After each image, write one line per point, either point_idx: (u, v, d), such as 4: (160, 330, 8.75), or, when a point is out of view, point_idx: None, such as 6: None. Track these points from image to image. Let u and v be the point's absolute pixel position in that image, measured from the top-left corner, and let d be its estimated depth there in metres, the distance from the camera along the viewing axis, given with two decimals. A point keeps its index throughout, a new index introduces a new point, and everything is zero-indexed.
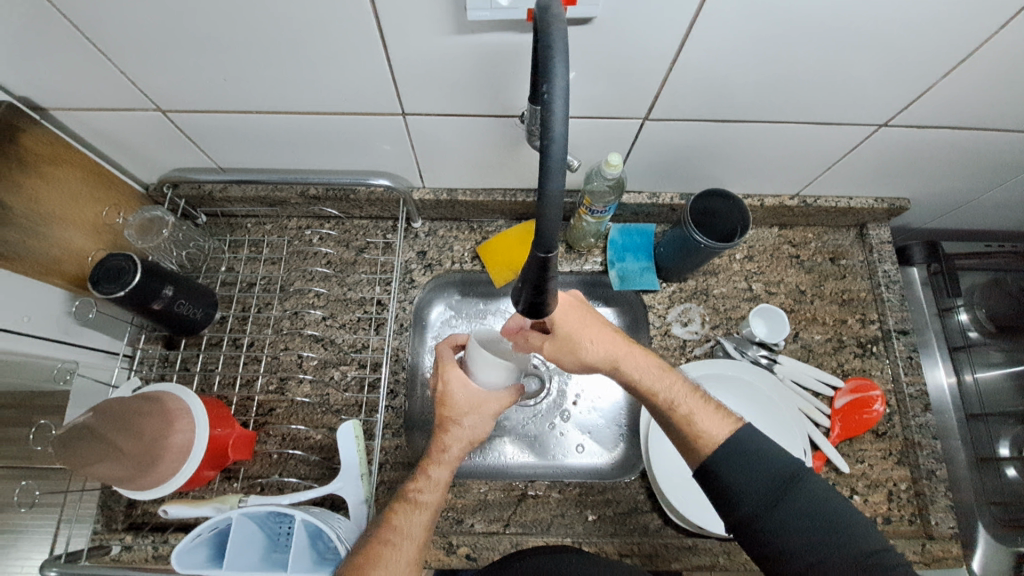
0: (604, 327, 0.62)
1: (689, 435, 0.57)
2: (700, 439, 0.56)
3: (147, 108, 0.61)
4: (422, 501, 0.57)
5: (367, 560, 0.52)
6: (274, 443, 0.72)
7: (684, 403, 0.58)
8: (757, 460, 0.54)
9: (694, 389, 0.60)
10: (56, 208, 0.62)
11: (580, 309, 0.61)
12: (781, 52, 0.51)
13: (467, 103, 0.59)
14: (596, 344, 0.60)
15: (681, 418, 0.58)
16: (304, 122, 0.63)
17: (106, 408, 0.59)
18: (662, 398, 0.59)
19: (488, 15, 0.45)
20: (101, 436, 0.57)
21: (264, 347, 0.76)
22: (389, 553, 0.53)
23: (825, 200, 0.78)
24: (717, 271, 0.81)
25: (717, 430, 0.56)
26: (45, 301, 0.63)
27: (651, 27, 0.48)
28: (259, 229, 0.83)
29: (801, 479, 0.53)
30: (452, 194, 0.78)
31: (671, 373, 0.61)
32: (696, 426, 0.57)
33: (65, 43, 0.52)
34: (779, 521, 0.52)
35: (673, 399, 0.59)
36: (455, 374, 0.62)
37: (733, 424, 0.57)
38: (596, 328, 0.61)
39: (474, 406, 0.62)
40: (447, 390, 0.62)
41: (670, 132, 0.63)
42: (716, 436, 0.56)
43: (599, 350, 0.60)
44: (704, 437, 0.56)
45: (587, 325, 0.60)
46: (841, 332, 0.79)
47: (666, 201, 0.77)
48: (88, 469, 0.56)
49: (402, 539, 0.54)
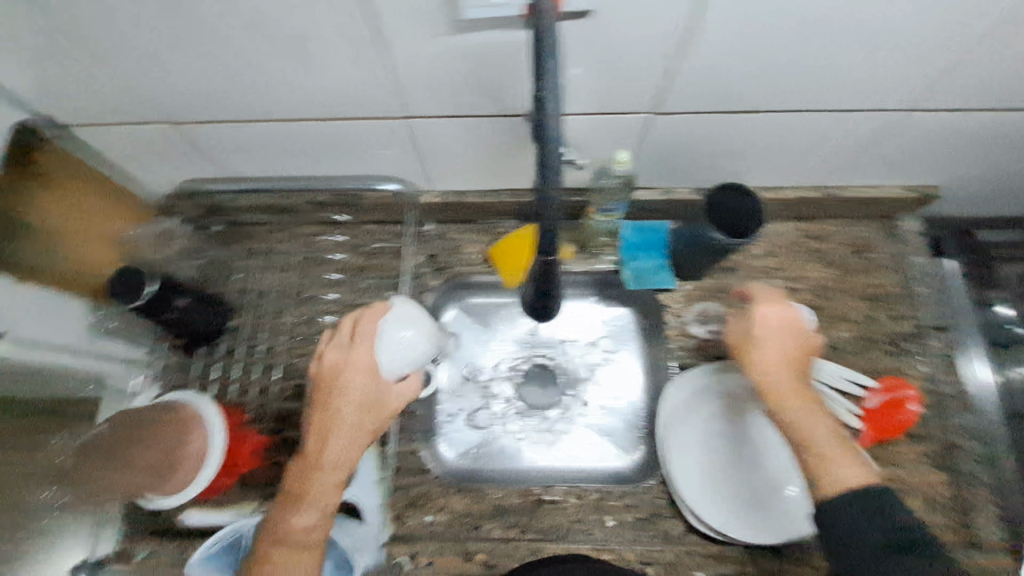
0: (789, 353, 0.59)
1: (817, 470, 0.52)
2: (829, 478, 0.51)
3: (156, 122, 0.62)
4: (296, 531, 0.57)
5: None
6: (288, 452, 0.71)
7: (821, 444, 0.53)
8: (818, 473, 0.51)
9: (835, 429, 0.54)
10: (76, 224, 0.64)
11: (789, 332, 0.60)
12: (796, 36, 0.48)
13: (469, 105, 0.58)
14: (760, 365, 0.59)
15: (814, 461, 0.52)
16: (308, 130, 0.63)
17: (133, 418, 0.64)
18: (801, 426, 0.54)
19: (483, 12, 0.44)
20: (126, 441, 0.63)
21: (277, 354, 0.76)
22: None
23: (848, 190, 0.75)
24: (737, 267, 0.78)
25: (853, 475, 0.51)
26: (62, 313, 0.65)
27: (653, 19, 0.46)
28: (269, 237, 0.81)
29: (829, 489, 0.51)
30: (460, 198, 0.78)
31: (822, 415, 0.55)
32: (829, 470, 0.52)
33: (72, 61, 0.53)
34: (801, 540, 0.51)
35: (809, 441, 0.54)
36: (358, 354, 0.60)
37: (865, 472, 0.51)
38: (779, 351, 0.59)
39: (367, 403, 0.60)
40: (329, 365, 0.61)
41: (682, 126, 0.61)
42: (852, 479, 0.51)
43: (759, 371, 0.58)
44: (832, 478, 0.51)
45: (788, 352, 0.59)
46: (869, 328, 0.76)
47: (680, 197, 0.74)
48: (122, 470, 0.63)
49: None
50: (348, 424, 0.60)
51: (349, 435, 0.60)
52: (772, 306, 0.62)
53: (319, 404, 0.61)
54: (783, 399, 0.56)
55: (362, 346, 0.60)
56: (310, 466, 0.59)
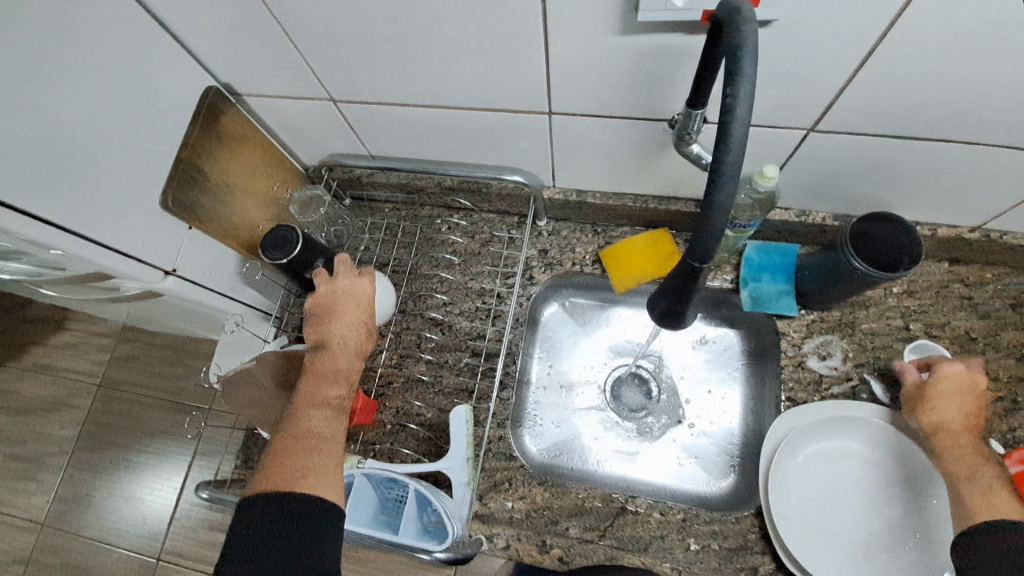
0: (960, 406, 0.60)
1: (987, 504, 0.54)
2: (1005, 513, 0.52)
3: (322, 98, 0.68)
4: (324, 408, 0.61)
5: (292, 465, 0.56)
6: (389, 414, 0.77)
7: (985, 480, 0.55)
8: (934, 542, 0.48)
9: (1004, 481, 0.55)
10: (240, 181, 0.71)
11: (970, 391, 0.61)
12: (996, 60, 0.44)
13: (616, 106, 0.58)
14: (949, 410, 0.60)
15: (981, 499, 0.54)
16: (454, 117, 0.66)
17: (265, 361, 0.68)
18: (970, 466, 0.57)
19: (659, 16, 0.44)
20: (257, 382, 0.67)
21: (390, 323, 0.81)
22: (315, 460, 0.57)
23: (1016, 237, 0.67)
24: (868, 303, 0.73)
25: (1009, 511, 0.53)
26: (222, 261, 0.72)
27: (836, 32, 0.44)
28: (395, 214, 0.88)
29: None
30: (581, 196, 0.77)
31: (989, 467, 0.57)
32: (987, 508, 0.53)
33: (269, 38, 0.59)
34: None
35: (989, 488, 0.55)
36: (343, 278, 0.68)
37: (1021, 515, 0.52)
38: (957, 403, 0.61)
39: (363, 308, 0.68)
40: (322, 290, 0.67)
41: (837, 146, 0.57)
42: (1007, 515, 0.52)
43: (950, 416, 0.60)
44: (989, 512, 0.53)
45: (964, 399, 0.61)
46: (1021, 392, 0.68)
47: (816, 221, 0.70)
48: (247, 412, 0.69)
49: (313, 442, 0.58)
50: (349, 322, 0.67)
51: (349, 328, 0.66)
52: (960, 365, 0.61)
53: (317, 319, 0.67)
54: (953, 442, 0.59)
55: (346, 275, 0.69)
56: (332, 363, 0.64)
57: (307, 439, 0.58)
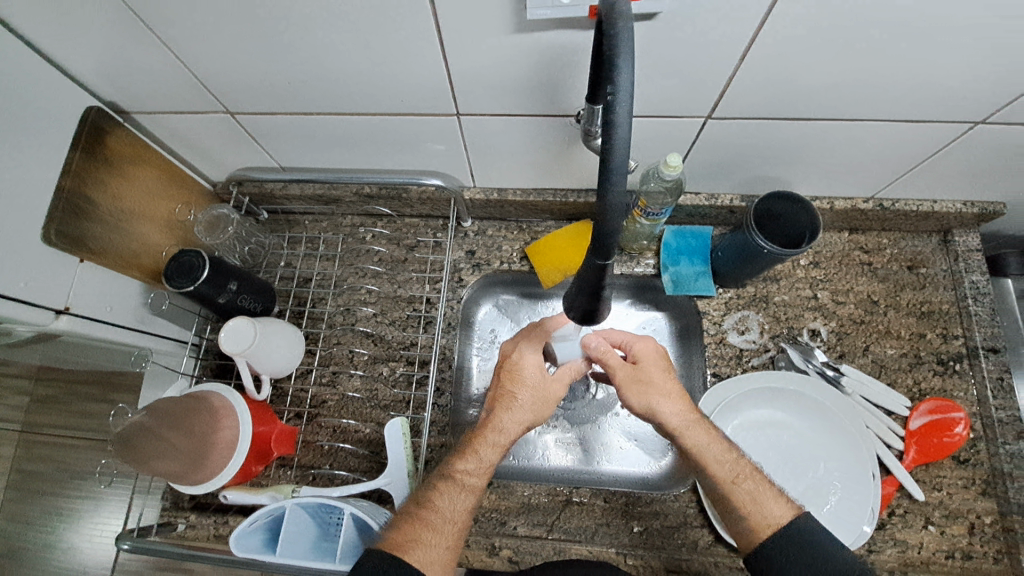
0: (677, 388, 0.59)
1: (751, 514, 0.54)
2: (762, 520, 0.53)
3: (217, 111, 0.64)
4: (467, 479, 0.56)
5: (406, 535, 0.52)
6: (325, 434, 0.74)
7: (747, 481, 0.55)
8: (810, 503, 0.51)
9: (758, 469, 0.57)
10: (135, 205, 0.66)
11: (665, 363, 0.60)
12: (864, 47, 0.47)
13: (520, 104, 0.58)
14: (665, 399, 0.58)
15: (739, 501, 0.54)
16: (360, 124, 0.64)
17: (162, 410, 0.61)
18: (721, 465, 0.56)
19: (548, 13, 0.44)
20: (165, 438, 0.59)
21: (318, 340, 0.79)
22: (428, 534, 0.52)
23: (905, 204, 0.72)
24: (779, 277, 0.77)
25: (781, 512, 0.53)
26: (123, 292, 0.67)
27: (716, 27, 0.45)
28: (316, 226, 0.85)
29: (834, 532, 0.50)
30: (502, 194, 0.77)
31: (740, 455, 0.57)
32: (755, 513, 0.54)
33: (147, 52, 0.55)
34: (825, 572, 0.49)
35: (732, 480, 0.55)
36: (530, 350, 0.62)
37: (795, 511, 0.54)
38: (668, 386, 0.59)
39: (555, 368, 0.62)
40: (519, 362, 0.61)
41: (733, 132, 0.60)
42: (780, 519, 0.53)
43: (669, 408, 0.57)
44: (763, 526, 0.53)
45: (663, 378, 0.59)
46: (919, 347, 0.73)
47: (724, 203, 0.73)
48: (146, 466, 0.58)
49: (441, 521, 0.54)
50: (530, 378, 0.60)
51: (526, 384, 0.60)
52: (648, 343, 0.61)
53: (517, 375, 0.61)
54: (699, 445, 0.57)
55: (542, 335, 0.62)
56: (494, 431, 0.58)
57: (427, 509, 0.54)
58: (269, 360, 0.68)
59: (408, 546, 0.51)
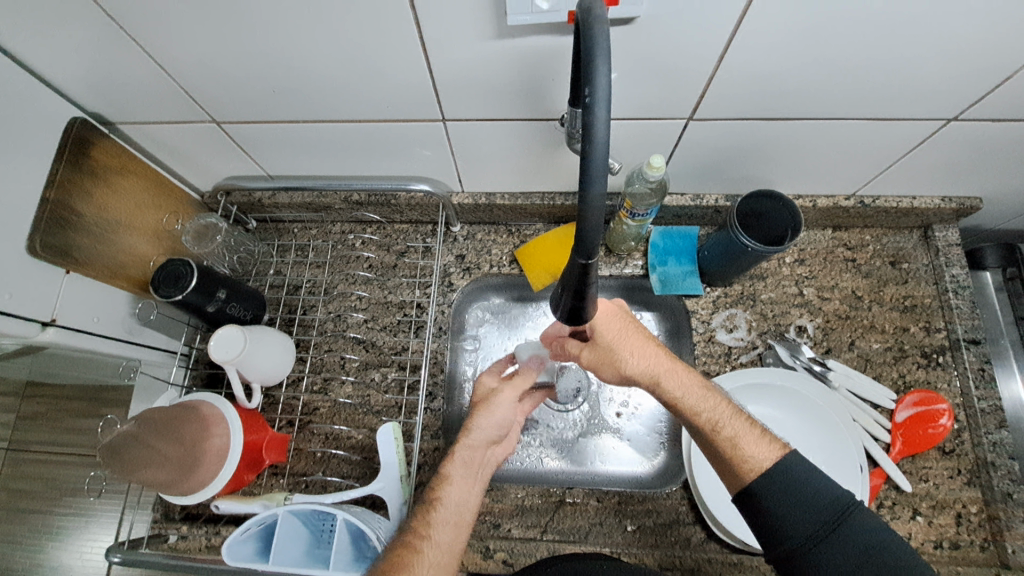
0: (647, 340, 0.59)
1: (734, 459, 0.53)
2: (746, 464, 0.53)
3: (203, 121, 0.64)
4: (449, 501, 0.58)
5: (396, 565, 0.50)
6: (317, 442, 0.75)
7: (729, 425, 0.55)
8: (805, 495, 0.51)
9: (740, 411, 0.57)
10: (123, 215, 0.66)
11: (624, 317, 0.59)
12: (837, 47, 0.48)
13: (505, 109, 0.59)
14: (638, 356, 0.58)
15: (725, 441, 0.54)
16: (346, 131, 0.64)
17: (148, 418, 0.61)
18: (703, 415, 0.56)
19: (528, 19, 0.44)
20: (152, 445, 0.58)
21: (310, 347, 0.79)
22: (417, 557, 0.52)
23: (885, 200, 0.73)
24: (766, 275, 0.78)
25: (763, 455, 0.53)
26: (112, 303, 0.66)
27: (693, 29, 0.46)
28: (306, 234, 0.86)
29: (837, 525, 0.49)
30: (490, 198, 0.78)
31: (716, 394, 0.58)
32: (743, 450, 0.53)
33: (131, 63, 0.55)
34: (825, 563, 0.48)
35: (718, 421, 0.55)
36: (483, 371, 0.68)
37: (778, 452, 0.53)
38: (636, 341, 0.59)
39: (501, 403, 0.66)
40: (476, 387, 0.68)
41: (715, 133, 0.61)
42: (763, 461, 0.53)
43: (641, 363, 0.58)
44: (748, 463, 0.53)
45: (629, 335, 0.58)
46: (903, 340, 0.75)
47: (710, 203, 0.74)
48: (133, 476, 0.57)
49: (428, 544, 0.54)
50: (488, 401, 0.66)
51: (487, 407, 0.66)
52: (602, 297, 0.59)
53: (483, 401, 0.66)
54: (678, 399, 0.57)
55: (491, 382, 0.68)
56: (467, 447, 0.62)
57: (411, 535, 0.54)
58: (263, 372, 0.69)
59: (395, 568, 0.50)
